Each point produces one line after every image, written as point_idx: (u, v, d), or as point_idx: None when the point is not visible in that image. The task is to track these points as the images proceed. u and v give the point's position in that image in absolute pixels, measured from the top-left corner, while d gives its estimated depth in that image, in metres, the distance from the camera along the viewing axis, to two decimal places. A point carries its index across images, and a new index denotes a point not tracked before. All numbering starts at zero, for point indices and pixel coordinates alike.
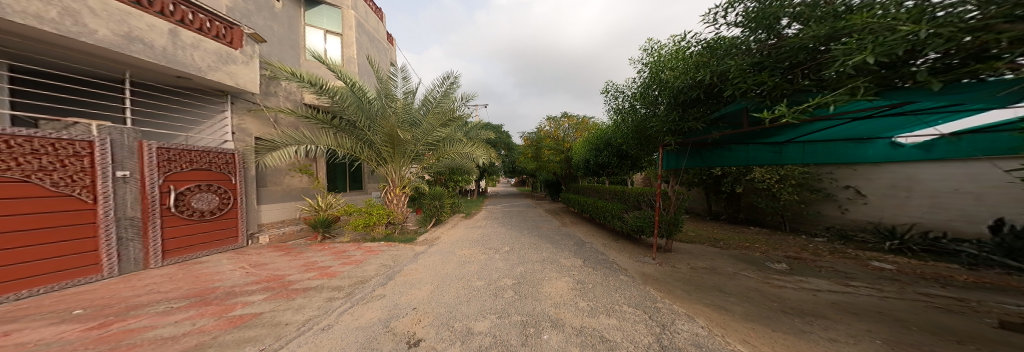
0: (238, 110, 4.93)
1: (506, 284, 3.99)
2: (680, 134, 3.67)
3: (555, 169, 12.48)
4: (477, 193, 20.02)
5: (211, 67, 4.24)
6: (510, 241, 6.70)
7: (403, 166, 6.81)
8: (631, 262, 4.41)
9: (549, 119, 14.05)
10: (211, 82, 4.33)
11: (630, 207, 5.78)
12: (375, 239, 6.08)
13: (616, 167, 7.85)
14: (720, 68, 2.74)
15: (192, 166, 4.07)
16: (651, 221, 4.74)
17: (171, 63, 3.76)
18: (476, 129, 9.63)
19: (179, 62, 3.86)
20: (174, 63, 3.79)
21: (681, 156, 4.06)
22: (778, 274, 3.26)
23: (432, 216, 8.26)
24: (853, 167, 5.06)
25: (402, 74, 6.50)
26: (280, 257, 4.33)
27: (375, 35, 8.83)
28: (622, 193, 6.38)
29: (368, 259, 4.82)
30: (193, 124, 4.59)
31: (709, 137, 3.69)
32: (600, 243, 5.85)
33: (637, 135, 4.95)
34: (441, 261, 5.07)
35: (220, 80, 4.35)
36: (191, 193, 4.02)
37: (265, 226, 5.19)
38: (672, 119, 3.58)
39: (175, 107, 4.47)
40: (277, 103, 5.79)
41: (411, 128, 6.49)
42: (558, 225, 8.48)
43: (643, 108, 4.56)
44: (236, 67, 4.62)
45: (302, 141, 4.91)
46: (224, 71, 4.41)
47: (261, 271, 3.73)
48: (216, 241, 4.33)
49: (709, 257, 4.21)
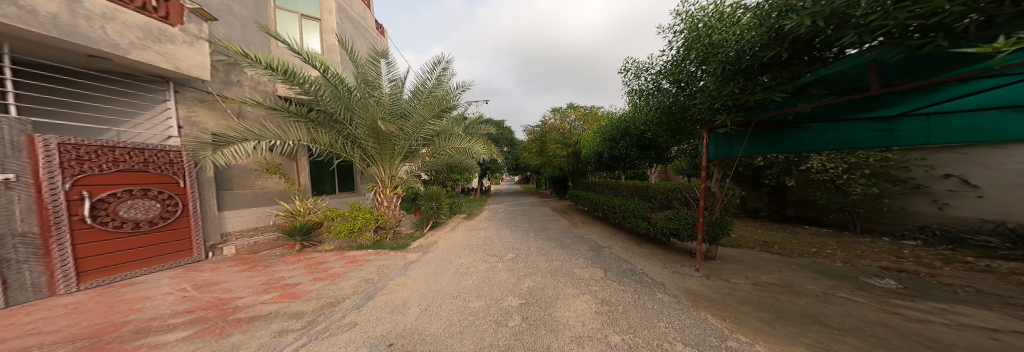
0: (185, 99, 4.16)
1: (510, 306, 3.17)
2: (742, 111, 2.72)
3: (561, 164, 11.59)
4: (479, 192, 19.30)
5: (134, 45, 3.44)
6: (515, 246, 5.92)
7: (395, 164, 6.20)
8: (667, 274, 3.57)
9: (554, 111, 13.24)
10: (139, 63, 3.55)
11: (656, 205, 4.89)
12: (362, 247, 5.37)
13: (635, 159, 6.83)
14: (837, 4, 1.79)
15: (118, 166, 3.30)
16: (688, 222, 3.82)
17: (68, 35, 2.91)
18: (475, 124, 9.01)
19: (79, 35, 2.99)
20: (71, 36, 2.94)
21: (738, 141, 3.12)
22: (901, 300, 2.26)
23: (429, 218, 7.54)
24: (960, 150, 3.79)
25: (384, 59, 5.82)
26: (239, 273, 3.55)
27: (360, 23, 8.10)
28: (644, 190, 5.50)
29: (348, 272, 4.10)
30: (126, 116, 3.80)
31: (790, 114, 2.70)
32: (621, 248, 5.00)
33: (670, 121, 4.06)
34: (433, 274, 4.35)
35: (151, 61, 3.59)
36: (116, 200, 3.25)
37: (231, 236, 4.48)
38: (733, 91, 2.63)
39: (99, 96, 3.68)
40: (240, 94, 5.02)
41: (400, 121, 5.87)
42: (568, 225, 7.69)
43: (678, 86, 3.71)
44: (174, 47, 3.84)
45: (266, 136, 4.19)
46: (155, 51, 3.63)
47: (203, 293, 2.93)
48: (160, 257, 3.62)
49: (772, 268, 3.32)
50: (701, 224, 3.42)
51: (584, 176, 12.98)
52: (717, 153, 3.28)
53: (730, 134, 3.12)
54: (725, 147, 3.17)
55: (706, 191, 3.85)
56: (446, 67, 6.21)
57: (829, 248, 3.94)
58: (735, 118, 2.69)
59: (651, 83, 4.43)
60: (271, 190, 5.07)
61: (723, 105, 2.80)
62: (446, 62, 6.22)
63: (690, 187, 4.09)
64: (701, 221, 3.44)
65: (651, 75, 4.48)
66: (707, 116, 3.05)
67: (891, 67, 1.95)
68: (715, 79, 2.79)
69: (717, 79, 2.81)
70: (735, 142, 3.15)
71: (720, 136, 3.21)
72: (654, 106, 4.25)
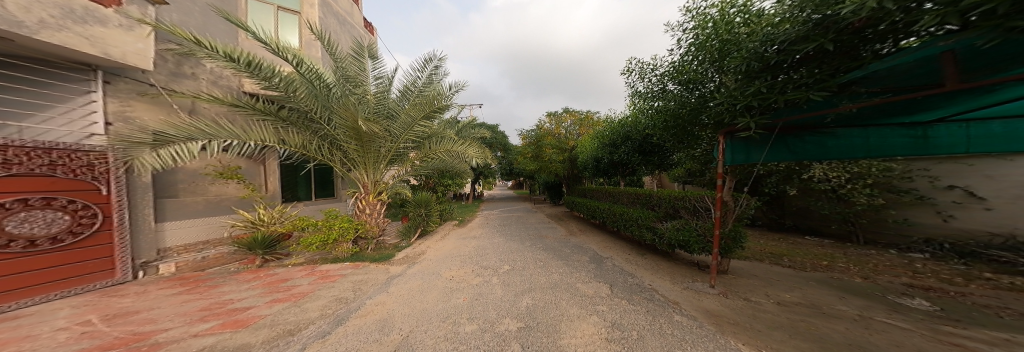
0: (119, 91, 3.51)
1: (508, 330, 2.71)
2: (770, 110, 2.43)
3: (557, 169, 11.30)
4: (471, 197, 18.78)
5: (44, 24, 2.70)
6: (511, 258, 5.51)
7: (381, 169, 5.69)
8: (680, 292, 3.28)
9: (549, 115, 13.06)
10: (51, 46, 2.81)
11: (663, 215, 4.64)
12: (338, 260, 4.79)
13: (636, 165, 6.63)
14: None
15: (11, 170, 2.63)
16: (697, 234, 3.57)
17: None
18: (468, 128, 8.66)
19: None
20: None
21: (761, 146, 2.82)
22: (952, 328, 2.02)
23: (416, 226, 7.02)
24: (965, 161, 3.74)
25: (367, 52, 5.40)
26: (171, 298, 2.89)
27: (347, 19, 7.49)
28: (649, 199, 5.27)
29: (318, 290, 3.49)
30: (30, 108, 3.01)
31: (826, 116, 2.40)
32: (625, 262, 4.69)
33: (681, 125, 3.80)
34: (419, 290, 3.86)
35: (70, 45, 2.87)
36: (4, 213, 2.57)
37: (173, 250, 3.83)
38: (760, 89, 2.35)
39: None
40: (197, 89, 4.31)
41: (387, 122, 5.39)
42: (565, 234, 7.36)
43: (692, 88, 3.47)
44: (103, 30, 3.13)
45: (221, 136, 3.58)
46: (77, 33, 2.92)
47: (113, 327, 2.30)
48: (66, 280, 2.88)
49: (791, 285, 3.07)
50: (717, 236, 3.10)
51: (580, 182, 12.78)
52: (733, 159, 2.94)
53: (747, 137, 2.83)
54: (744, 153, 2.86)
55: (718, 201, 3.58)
56: (439, 65, 5.78)
57: (839, 261, 3.77)
58: (759, 120, 2.39)
59: (663, 87, 4.17)
60: (228, 197, 4.42)
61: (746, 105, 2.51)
62: (439, 59, 5.82)
63: (703, 196, 3.81)
64: (717, 233, 3.11)
65: (661, 78, 4.23)
66: (725, 118, 2.77)
67: (965, 60, 1.61)
68: (737, 77, 2.54)
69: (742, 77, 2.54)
70: (752, 147, 2.86)
71: (736, 141, 2.90)
72: (663, 110, 4.02)
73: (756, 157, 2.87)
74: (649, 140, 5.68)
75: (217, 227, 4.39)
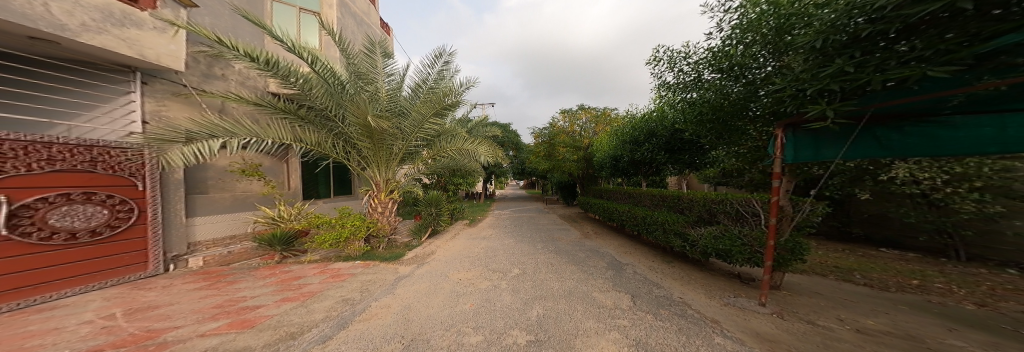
0: (155, 91, 3.74)
1: (515, 345, 2.40)
2: (858, 97, 1.85)
3: (571, 169, 10.59)
4: (483, 197, 18.78)
5: (86, 27, 2.88)
6: (520, 261, 5.24)
7: (393, 167, 5.81)
8: (719, 309, 2.77)
9: (563, 113, 12.59)
10: (92, 48, 3.01)
11: (696, 219, 4.07)
12: (350, 259, 4.99)
13: (659, 164, 6.04)
14: None
15: (54, 166, 2.82)
16: (742, 243, 3.05)
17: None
18: (480, 127, 8.67)
19: (15, 13, 2.43)
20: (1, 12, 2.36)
21: (840, 143, 2.18)
22: None
23: (427, 225, 7.06)
24: None
25: (380, 49, 5.59)
26: (190, 294, 2.93)
27: (364, 20, 7.67)
28: (675, 201, 4.73)
29: (325, 290, 3.49)
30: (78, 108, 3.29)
31: (954, 103, 1.68)
32: (650, 271, 4.19)
33: (724, 116, 3.25)
34: (424, 295, 3.85)
35: (108, 46, 3.05)
36: (47, 206, 2.76)
37: (201, 245, 4.02)
38: (841, 69, 1.81)
39: (41, 85, 3.15)
40: (225, 89, 4.53)
41: (399, 119, 5.43)
42: (579, 236, 6.94)
43: (738, 75, 2.99)
44: (138, 32, 3.31)
45: (241, 134, 3.65)
46: (114, 35, 3.10)
47: (131, 322, 2.30)
48: (105, 271, 3.10)
49: (873, 308, 2.46)
50: (772, 248, 2.55)
51: (596, 182, 12.19)
52: (798, 156, 2.34)
53: (818, 129, 2.22)
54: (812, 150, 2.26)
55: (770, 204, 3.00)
56: (449, 60, 5.83)
57: (937, 281, 3.00)
58: (841, 107, 1.82)
59: (701, 75, 3.62)
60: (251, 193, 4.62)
61: (819, 91, 1.98)
62: (450, 54, 5.82)
63: (749, 198, 3.23)
64: (772, 244, 2.56)
65: (697, 64, 3.69)
66: (787, 108, 2.25)
67: None
68: (806, 57, 2.02)
69: (815, 55, 1.98)
70: (824, 141, 2.24)
71: (801, 135, 2.31)
72: (700, 101, 3.54)
73: (834, 153, 2.22)
74: (678, 134, 5.08)
75: (242, 223, 4.60)
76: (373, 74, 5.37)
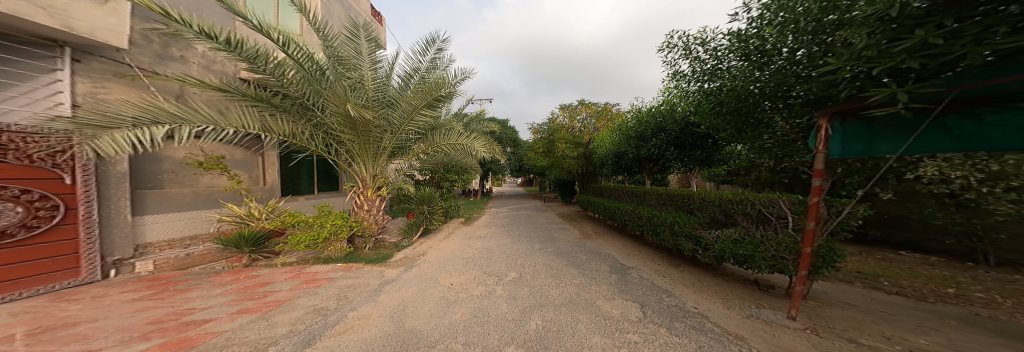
0: (91, 70, 3.28)
1: None
2: (944, 76, 1.56)
3: (570, 166, 10.45)
4: (480, 194, 18.39)
5: None
6: (518, 263, 4.90)
7: (383, 163, 5.51)
8: (741, 322, 2.45)
9: (563, 108, 12.23)
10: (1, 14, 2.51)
11: (710, 221, 3.76)
12: (330, 261, 4.63)
13: (664, 161, 5.75)
14: None
15: None
16: (764, 249, 2.75)
17: None
18: (476, 122, 8.35)
19: None
20: None
21: (902, 135, 1.90)
22: None
23: (418, 224, 6.67)
24: None
25: (365, 33, 5.13)
26: (125, 306, 2.47)
27: (351, 4, 7.19)
28: (684, 200, 4.44)
29: (296, 299, 3.21)
30: None
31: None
32: (657, 277, 3.85)
33: (757, 104, 2.98)
34: (410, 302, 3.50)
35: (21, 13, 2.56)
36: None
37: (153, 247, 3.65)
38: (924, 42, 1.50)
39: None
40: (182, 71, 4.03)
41: (386, 111, 5.10)
42: (579, 236, 6.63)
43: (765, 62, 2.78)
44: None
45: (189, 119, 3.08)
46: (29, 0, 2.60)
47: (32, 345, 1.86)
48: (20, 280, 2.71)
49: (918, 322, 2.16)
50: (806, 256, 2.23)
51: (596, 179, 11.89)
52: (846, 150, 2.14)
53: (873, 118, 1.97)
54: (859, 142, 2.07)
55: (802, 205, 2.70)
56: (441, 47, 5.39)
57: (975, 290, 2.74)
58: (918, 87, 1.50)
59: (731, 63, 3.29)
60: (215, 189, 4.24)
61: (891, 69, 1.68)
62: (442, 41, 5.39)
63: (774, 198, 2.92)
64: (806, 253, 2.24)
65: (726, 50, 3.34)
66: (841, 93, 1.99)
67: None
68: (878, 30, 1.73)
69: (887, 26, 1.70)
70: (879, 131, 1.99)
71: (850, 124, 2.07)
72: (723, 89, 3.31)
73: (892, 147, 1.96)
74: (690, 128, 4.75)
75: (204, 222, 4.17)
76: (356, 61, 4.96)
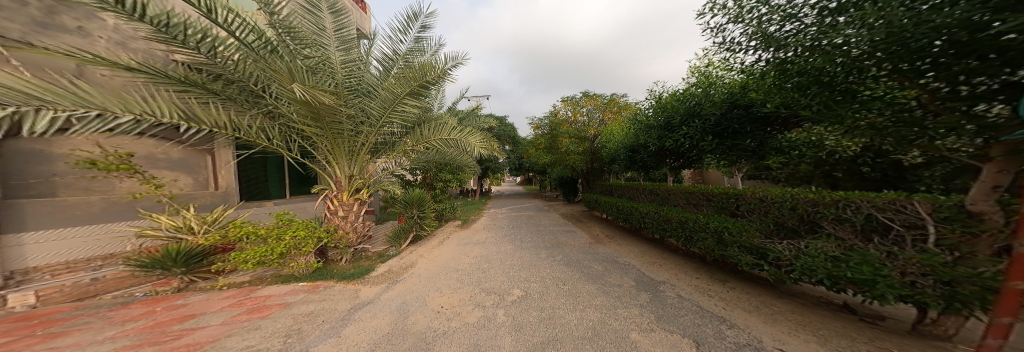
0: None
1: None
2: None
3: (575, 162, 9.59)
4: (478, 194, 17.52)
5: None
6: (524, 276, 4.08)
7: (362, 161, 4.73)
8: None
9: (565, 100, 11.36)
10: None
11: (775, 228, 2.87)
12: (290, 279, 3.77)
13: (692, 152, 4.92)
14: None
15: None
16: (877, 270, 1.90)
17: None
18: (474, 115, 7.60)
19: None
20: None
21: None
22: None
23: (407, 230, 5.81)
24: None
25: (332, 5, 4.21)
26: None
27: None
28: (732, 201, 3.61)
29: (223, 340, 2.35)
30: None
31: None
32: (712, 304, 3.01)
33: (855, 71, 2.11)
34: (385, 334, 2.67)
35: None
36: None
37: (41, 268, 2.91)
38: None
39: None
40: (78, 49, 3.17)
41: (361, 100, 4.26)
42: (590, 241, 5.80)
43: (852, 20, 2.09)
44: None
45: (47, 97, 2.09)
46: None
47: None
48: None
49: None
50: (1009, 295, 1.18)
51: (602, 176, 11.08)
52: None
53: None
54: None
55: (968, 212, 1.70)
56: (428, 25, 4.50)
57: None
58: None
59: (826, 16, 2.42)
60: (130, 197, 3.41)
61: None
62: (428, 17, 4.50)
63: (910, 199, 1.92)
64: (1009, 288, 1.18)
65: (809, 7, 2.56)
66: None
67: None
68: None
69: None
70: None
71: None
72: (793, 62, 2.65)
73: None
74: (736, 112, 3.79)
75: (115, 238, 3.39)
76: (320, 39, 4.11)
